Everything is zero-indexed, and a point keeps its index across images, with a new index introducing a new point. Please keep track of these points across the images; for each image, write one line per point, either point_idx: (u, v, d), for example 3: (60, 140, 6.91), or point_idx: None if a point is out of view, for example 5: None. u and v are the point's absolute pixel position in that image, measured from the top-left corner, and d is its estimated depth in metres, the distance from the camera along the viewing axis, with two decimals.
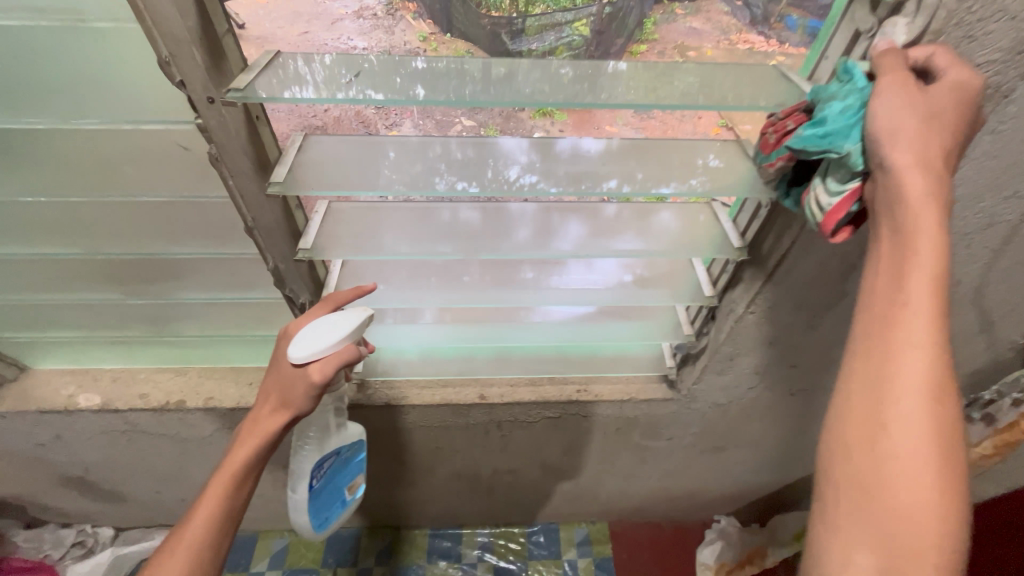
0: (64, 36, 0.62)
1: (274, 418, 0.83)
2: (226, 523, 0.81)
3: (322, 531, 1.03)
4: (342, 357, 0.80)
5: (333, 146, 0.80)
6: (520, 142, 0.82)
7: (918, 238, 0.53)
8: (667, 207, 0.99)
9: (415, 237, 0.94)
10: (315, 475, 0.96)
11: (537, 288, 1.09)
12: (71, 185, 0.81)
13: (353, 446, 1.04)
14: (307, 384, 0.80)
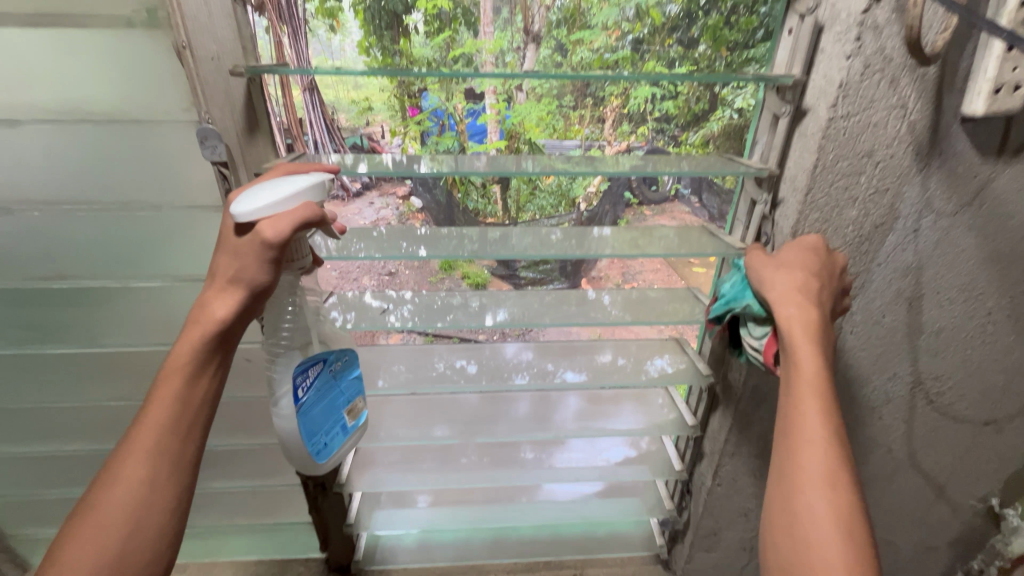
0: (186, 288, 0.89)
1: (227, 297, 0.67)
2: (177, 444, 0.66)
3: (325, 460, 0.78)
4: (301, 214, 0.63)
5: (366, 352, 1.08)
6: (517, 346, 1.12)
7: (800, 358, 0.66)
8: (645, 392, 1.23)
9: (421, 425, 1.12)
10: (299, 384, 0.71)
11: (537, 466, 1.22)
12: (149, 389, 1.00)
13: (346, 357, 0.79)
14: (258, 246, 0.64)
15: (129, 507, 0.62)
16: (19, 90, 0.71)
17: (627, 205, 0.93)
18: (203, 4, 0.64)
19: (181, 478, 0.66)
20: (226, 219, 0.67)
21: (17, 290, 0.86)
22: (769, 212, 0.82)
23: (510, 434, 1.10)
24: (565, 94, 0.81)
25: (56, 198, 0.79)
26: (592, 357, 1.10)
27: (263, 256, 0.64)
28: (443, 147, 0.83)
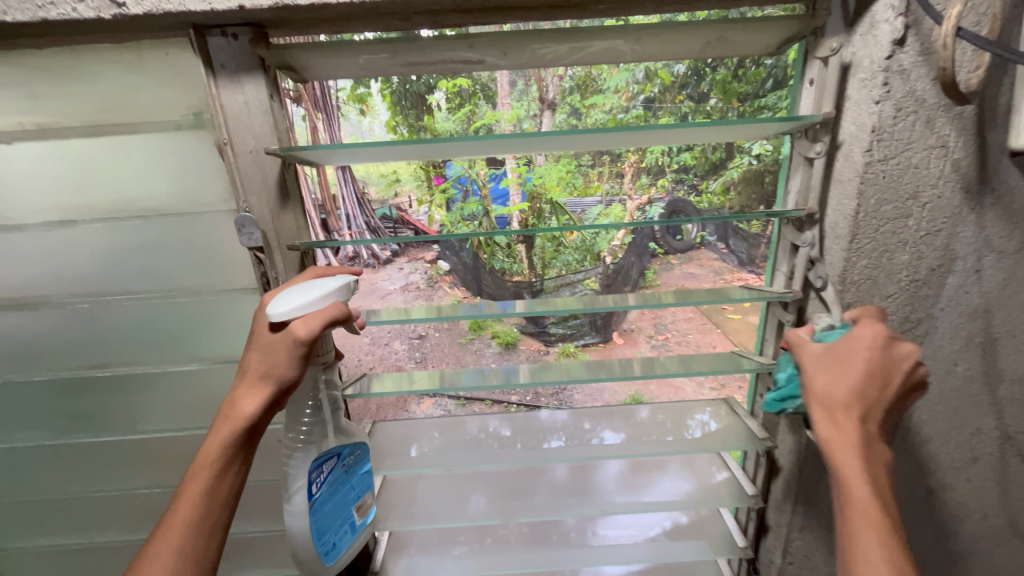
0: (221, 370, 0.90)
1: (254, 393, 0.67)
2: (197, 544, 0.64)
3: (332, 562, 0.76)
4: (329, 313, 0.64)
5: (400, 427, 1.07)
6: (556, 413, 1.08)
7: (843, 458, 0.61)
8: (695, 458, 1.13)
9: (460, 501, 1.06)
10: (313, 480, 0.71)
11: (582, 544, 1.13)
12: (181, 475, 0.99)
13: (358, 451, 0.80)
14: (287, 345, 0.64)
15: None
16: (76, 193, 0.76)
17: (653, 255, 0.89)
18: (243, 105, 0.69)
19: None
20: (262, 317, 0.68)
21: (61, 380, 0.88)
22: (817, 255, 0.76)
23: (551, 513, 1.01)
24: (581, 155, 0.85)
25: (105, 288, 0.82)
26: (628, 420, 1.05)
27: (291, 353, 0.64)
28: (469, 211, 0.90)
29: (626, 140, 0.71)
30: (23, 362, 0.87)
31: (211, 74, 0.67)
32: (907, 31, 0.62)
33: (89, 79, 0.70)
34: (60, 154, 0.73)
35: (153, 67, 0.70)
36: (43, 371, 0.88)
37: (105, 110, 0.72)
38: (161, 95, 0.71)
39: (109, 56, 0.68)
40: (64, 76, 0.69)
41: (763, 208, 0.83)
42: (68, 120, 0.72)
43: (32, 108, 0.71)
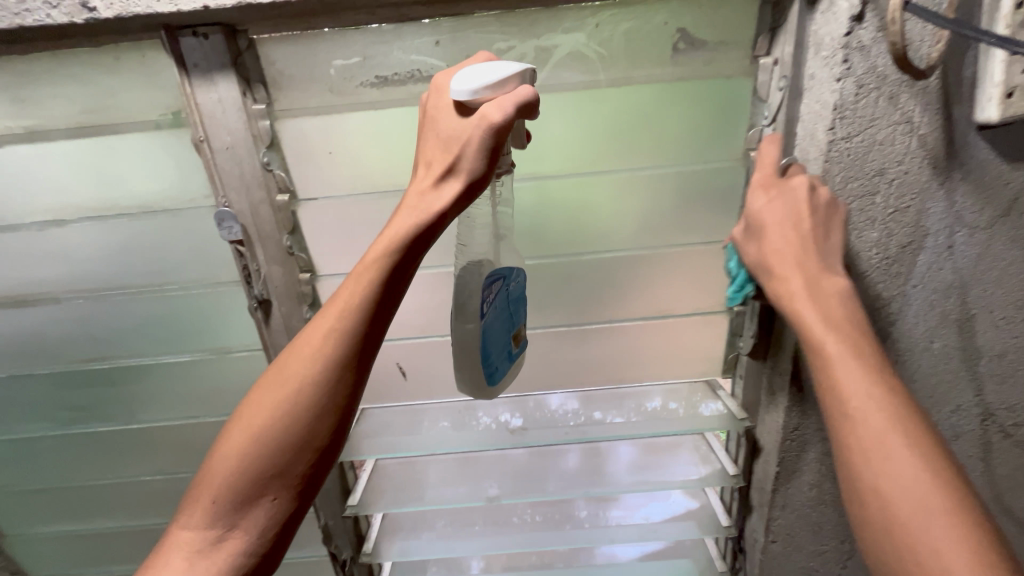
0: (215, 361, 0.92)
1: (444, 189, 0.58)
2: (309, 391, 0.58)
3: (495, 387, 0.71)
4: (519, 95, 0.55)
5: (386, 413, 1.02)
6: (562, 396, 1.02)
7: (782, 265, 0.64)
8: (684, 438, 1.14)
9: (460, 484, 1.08)
10: (485, 299, 0.65)
11: (594, 524, 1.15)
12: (181, 463, 1.02)
13: (520, 275, 0.71)
14: (477, 130, 0.55)
15: (247, 478, 0.58)
16: (66, 193, 0.79)
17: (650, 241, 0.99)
18: (217, 103, 0.71)
19: (320, 426, 0.59)
20: (445, 99, 0.59)
21: (63, 374, 0.92)
22: None
23: (563, 492, 1.04)
24: None
25: (98, 284, 0.85)
26: (640, 403, 1.00)
27: (481, 143, 0.56)
28: None
29: (594, 121, 0.78)
30: (27, 357, 0.91)
31: (185, 75, 0.69)
32: (865, 7, 0.61)
33: (71, 82, 0.72)
34: (49, 155, 0.76)
35: (130, 69, 0.72)
36: (46, 365, 0.92)
37: (89, 112, 0.75)
38: (141, 97, 0.74)
39: (87, 60, 0.71)
40: (46, 81, 0.72)
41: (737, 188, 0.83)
42: (54, 123, 0.75)
43: (20, 113, 0.74)
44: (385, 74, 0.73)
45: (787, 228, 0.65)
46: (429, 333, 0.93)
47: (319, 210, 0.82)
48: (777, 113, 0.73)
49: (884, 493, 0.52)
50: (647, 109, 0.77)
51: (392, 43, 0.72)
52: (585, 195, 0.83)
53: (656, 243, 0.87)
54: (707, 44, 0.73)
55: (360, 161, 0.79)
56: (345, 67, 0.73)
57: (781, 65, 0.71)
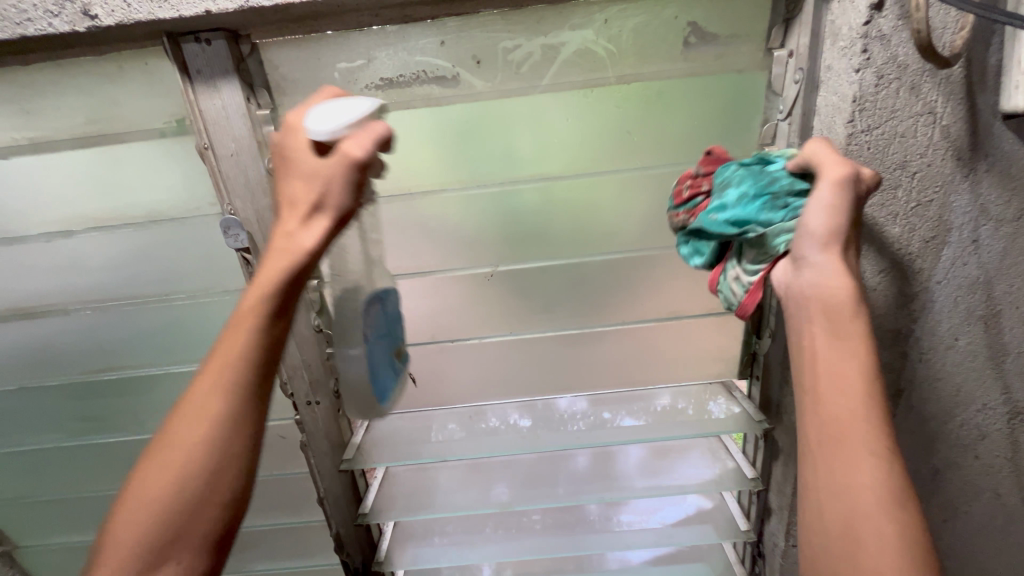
0: None
1: (311, 226, 0.57)
2: (225, 425, 0.55)
3: (388, 403, 0.79)
4: (378, 131, 0.57)
5: (396, 420, 1.00)
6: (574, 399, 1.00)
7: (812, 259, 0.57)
8: (700, 442, 1.11)
9: (473, 489, 1.07)
10: (366, 327, 0.74)
11: (605, 529, 1.13)
12: None
13: (394, 296, 0.77)
14: (341, 167, 0.56)
15: (171, 509, 0.53)
16: (71, 203, 0.79)
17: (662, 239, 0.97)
18: (221, 109, 0.70)
19: (228, 479, 0.55)
20: (297, 134, 0.58)
21: (72, 385, 0.92)
22: None
23: (571, 498, 1.03)
24: None
25: (105, 295, 0.85)
26: (648, 404, 0.99)
27: (346, 176, 0.56)
28: None
29: (603, 119, 0.76)
30: (36, 368, 0.91)
31: (188, 81, 0.68)
32: None
33: (75, 92, 0.72)
34: (55, 166, 0.76)
35: (133, 77, 0.71)
36: (55, 376, 0.92)
37: (93, 121, 0.74)
38: (144, 105, 0.73)
39: (90, 69, 0.70)
40: (49, 92, 0.71)
41: None
42: (59, 133, 0.74)
43: (25, 124, 0.73)
44: (390, 76, 0.72)
45: (839, 216, 0.56)
46: (438, 338, 0.92)
47: None
48: (792, 107, 0.71)
49: (848, 507, 0.48)
50: (658, 105, 0.75)
51: (396, 45, 0.70)
52: (595, 195, 0.81)
53: (668, 242, 0.86)
54: (719, 37, 0.71)
55: None
56: (349, 70, 0.72)
57: (796, 57, 0.69)
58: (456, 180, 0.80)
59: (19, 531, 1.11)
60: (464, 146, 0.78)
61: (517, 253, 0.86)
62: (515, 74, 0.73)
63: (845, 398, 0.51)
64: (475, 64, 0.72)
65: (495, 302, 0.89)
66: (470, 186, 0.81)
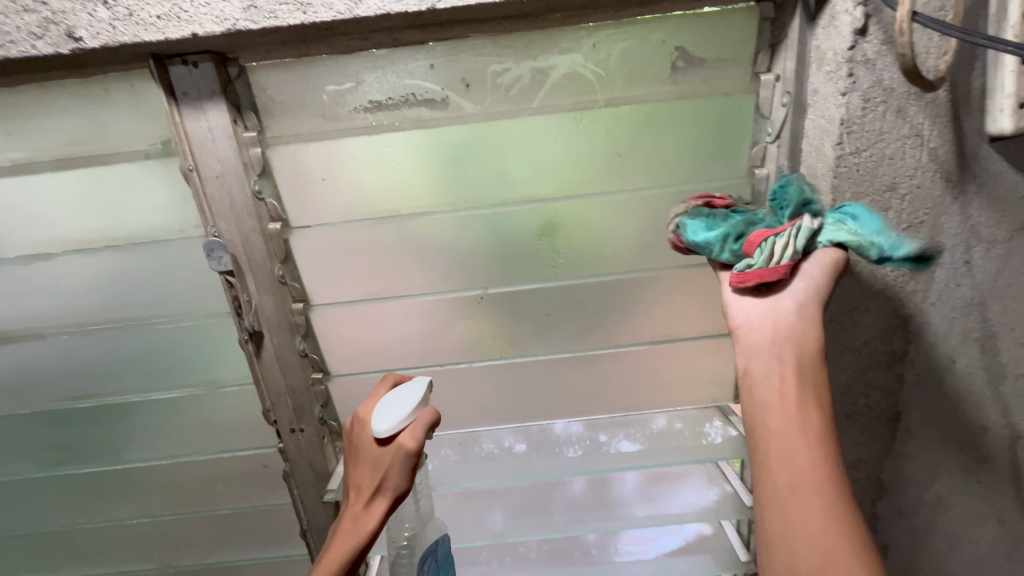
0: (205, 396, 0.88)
1: (373, 508, 0.64)
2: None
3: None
4: (428, 418, 0.65)
5: None
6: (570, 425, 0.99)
7: (784, 309, 0.61)
8: (697, 466, 1.07)
9: (466, 521, 1.02)
10: (423, 570, 0.74)
11: (607, 560, 1.09)
12: (169, 504, 0.98)
13: (445, 544, 0.79)
14: (397, 457, 0.63)
15: None
16: (54, 227, 0.77)
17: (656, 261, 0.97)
18: (208, 130, 0.69)
19: None
20: (364, 430, 0.66)
21: (46, 412, 0.89)
22: None
23: (569, 528, 0.98)
24: None
25: (86, 319, 0.82)
26: (648, 429, 0.97)
27: (404, 464, 0.63)
28: None
29: (593, 141, 0.76)
30: (9, 395, 0.87)
31: (175, 104, 0.68)
32: (868, 20, 0.60)
33: (59, 114, 0.71)
34: (37, 189, 0.74)
35: (119, 99, 0.70)
36: (29, 404, 0.88)
37: (78, 143, 0.73)
38: (131, 127, 0.72)
39: (76, 91, 0.69)
40: (33, 113, 0.70)
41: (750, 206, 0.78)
42: (41, 155, 0.73)
43: (6, 145, 0.72)
44: (379, 99, 0.72)
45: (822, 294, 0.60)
46: (427, 361, 0.90)
47: (314, 237, 0.79)
48: (780, 129, 0.72)
49: (817, 546, 0.50)
50: (647, 128, 0.75)
51: (385, 68, 0.71)
52: (585, 217, 0.81)
53: (662, 264, 0.85)
54: (706, 61, 0.72)
55: (357, 188, 0.77)
56: (337, 93, 0.72)
57: (783, 81, 0.70)
58: (445, 202, 0.79)
59: None
60: (454, 169, 0.77)
61: (508, 275, 0.85)
62: (505, 97, 0.73)
63: (790, 431, 0.57)
64: (464, 87, 0.72)
65: (486, 325, 0.88)
66: (461, 208, 0.80)
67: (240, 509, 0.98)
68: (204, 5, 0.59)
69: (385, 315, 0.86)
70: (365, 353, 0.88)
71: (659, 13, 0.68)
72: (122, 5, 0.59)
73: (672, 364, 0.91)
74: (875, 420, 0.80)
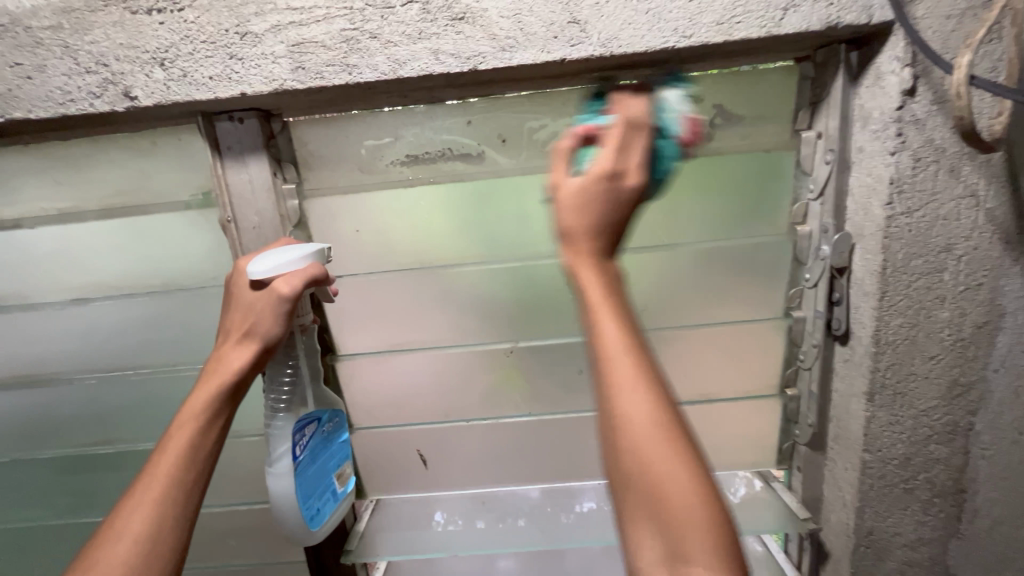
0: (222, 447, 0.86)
1: (241, 350, 0.60)
2: (187, 489, 0.55)
3: (318, 529, 0.68)
4: (312, 272, 0.59)
5: (402, 502, 0.93)
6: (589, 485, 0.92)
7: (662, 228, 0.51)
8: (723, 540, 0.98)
9: None
10: (297, 441, 0.65)
11: None
12: None
13: (337, 418, 0.73)
14: (272, 301, 0.58)
15: (159, 549, 0.51)
16: (92, 272, 0.78)
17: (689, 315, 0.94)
18: (248, 183, 0.70)
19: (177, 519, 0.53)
20: (238, 274, 0.61)
21: (66, 457, 0.87)
22: (839, 296, 0.71)
23: None
24: None
25: (114, 364, 0.82)
26: None
27: (275, 308, 0.58)
28: None
29: None
30: (31, 439, 0.87)
31: (218, 157, 0.69)
32: (917, 81, 0.59)
33: (108, 165, 0.73)
34: (80, 236, 0.76)
35: (165, 151, 0.73)
36: (50, 448, 0.88)
37: (123, 193, 0.75)
38: (174, 178, 0.74)
39: (125, 144, 0.72)
40: (83, 164, 0.73)
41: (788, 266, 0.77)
42: (87, 204, 0.75)
43: (54, 194, 0.75)
44: (415, 152, 0.73)
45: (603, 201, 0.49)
46: (452, 417, 0.87)
47: (344, 286, 0.79)
48: (823, 187, 0.70)
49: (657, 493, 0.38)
50: (684, 182, 0.75)
51: (423, 124, 0.71)
52: (620, 270, 0.79)
53: (698, 320, 0.82)
54: (744, 119, 0.71)
55: (390, 238, 0.77)
56: (375, 147, 0.73)
57: (826, 139, 0.68)
58: (477, 254, 0.79)
59: None
60: (487, 220, 0.77)
61: (538, 327, 0.82)
62: (540, 152, 0.73)
63: (629, 357, 0.42)
64: (501, 142, 0.72)
65: (514, 378, 0.85)
66: (491, 260, 0.79)
67: (250, 567, 0.93)
68: (255, 66, 0.60)
69: (411, 366, 0.84)
70: (390, 407, 0.86)
71: (696, 72, 0.68)
72: (177, 67, 0.61)
73: (708, 424, 0.87)
74: (937, 496, 0.74)
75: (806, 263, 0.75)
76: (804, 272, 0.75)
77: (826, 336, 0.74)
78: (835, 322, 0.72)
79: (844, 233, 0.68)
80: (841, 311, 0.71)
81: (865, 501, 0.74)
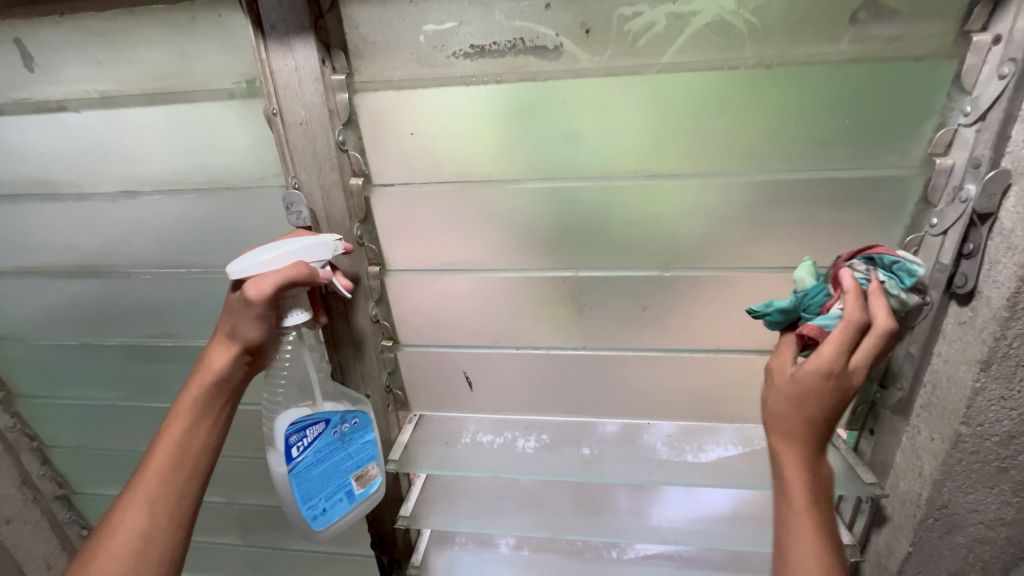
0: None
1: (223, 351, 0.63)
2: (175, 488, 0.60)
3: (322, 529, 0.69)
4: (287, 275, 0.57)
5: (444, 418, 0.93)
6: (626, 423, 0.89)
7: None
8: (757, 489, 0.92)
9: (515, 504, 0.95)
10: (293, 442, 0.65)
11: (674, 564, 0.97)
12: (238, 446, 1.00)
13: (355, 419, 0.71)
14: (247, 307, 0.59)
15: (159, 539, 0.59)
16: (139, 163, 0.75)
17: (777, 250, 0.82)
18: (294, 71, 0.62)
19: (174, 508, 0.60)
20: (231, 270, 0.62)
21: (132, 345, 0.91)
22: (974, 246, 0.59)
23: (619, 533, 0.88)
24: None
25: (169, 260, 0.82)
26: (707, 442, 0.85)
27: (250, 315, 0.59)
28: None
29: (727, 109, 0.63)
30: (97, 326, 0.90)
31: (260, 38, 0.61)
32: None
33: (145, 44, 0.67)
34: (125, 124, 0.72)
35: (205, 30, 0.65)
36: (115, 335, 0.91)
37: (164, 76, 0.69)
38: (215, 63, 0.67)
39: (164, 19, 0.65)
40: (121, 41, 0.67)
41: (912, 202, 0.65)
42: (129, 88, 0.70)
43: (95, 76, 0.69)
44: (482, 43, 0.62)
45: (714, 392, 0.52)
46: (500, 344, 0.84)
47: (399, 194, 0.73)
48: (986, 110, 0.56)
49: None
50: (801, 95, 0.61)
51: (492, 5, 0.60)
52: (704, 198, 0.68)
53: (785, 263, 0.71)
54: (898, 14, 0.56)
55: (449, 144, 0.69)
56: (437, 34, 0.63)
57: (1005, 45, 0.54)
58: (543, 170, 0.70)
59: (74, 478, 1.10)
60: (558, 130, 0.67)
61: (598, 257, 0.75)
62: (629, 48, 0.61)
63: None
64: (583, 33, 0.61)
65: (571, 310, 0.79)
66: (558, 178, 0.70)
67: None
68: None
69: (464, 287, 0.79)
70: (438, 326, 0.83)
71: None
72: None
73: None
74: None
75: (937, 205, 0.63)
76: (931, 215, 0.64)
77: (944, 292, 0.64)
78: (959, 278, 0.61)
79: (1000, 170, 0.56)
80: (971, 265, 0.60)
81: (948, 475, 0.67)
